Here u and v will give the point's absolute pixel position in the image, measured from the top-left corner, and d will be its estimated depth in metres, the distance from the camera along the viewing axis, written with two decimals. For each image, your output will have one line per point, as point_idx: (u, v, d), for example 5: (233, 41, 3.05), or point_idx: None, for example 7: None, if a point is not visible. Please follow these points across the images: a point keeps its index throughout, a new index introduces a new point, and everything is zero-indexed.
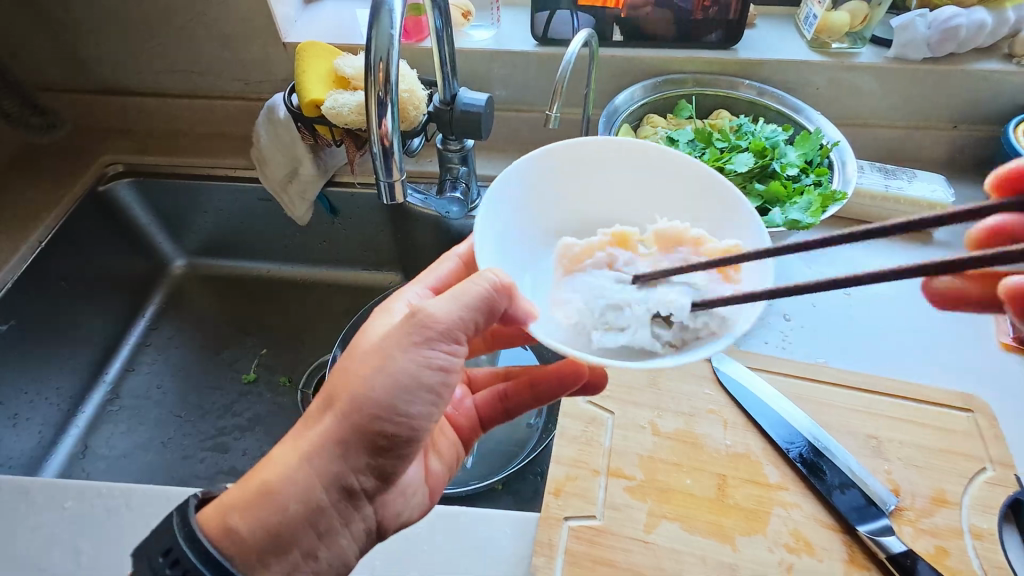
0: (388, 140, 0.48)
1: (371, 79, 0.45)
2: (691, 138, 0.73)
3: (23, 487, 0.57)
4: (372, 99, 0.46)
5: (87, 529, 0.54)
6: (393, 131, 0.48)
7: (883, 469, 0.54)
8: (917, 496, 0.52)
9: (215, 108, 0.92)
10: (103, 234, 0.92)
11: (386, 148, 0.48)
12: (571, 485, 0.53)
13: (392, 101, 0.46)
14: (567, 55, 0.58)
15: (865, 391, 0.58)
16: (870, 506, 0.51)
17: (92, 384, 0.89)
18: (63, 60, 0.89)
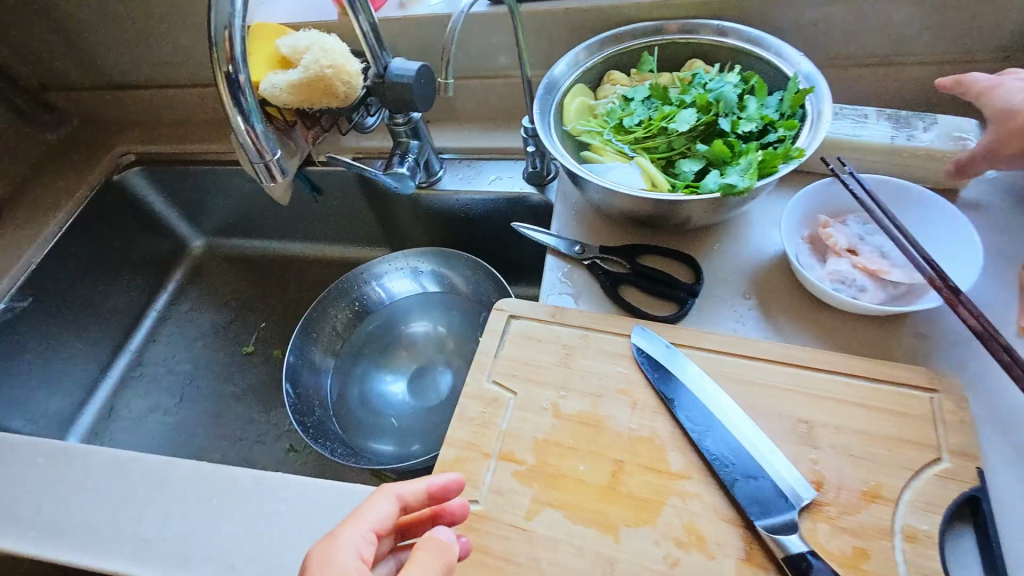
0: (247, 116, 0.51)
1: (218, 56, 0.48)
2: (643, 96, 0.66)
3: (13, 442, 0.65)
4: (224, 77, 0.48)
5: (55, 483, 0.62)
6: (251, 108, 0.50)
7: (807, 458, 0.48)
8: (843, 489, 0.46)
9: (203, 96, 0.98)
10: (122, 219, 1.01)
11: (246, 125, 0.51)
12: (461, 466, 0.53)
13: (244, 77, 0.49)
14: (455, 13, 0.58)
15: (804, 368, 0.53)
16: (777, 497, 0.46)
17: (116, 354, 0.99)
18: (73, 61, 0.97)
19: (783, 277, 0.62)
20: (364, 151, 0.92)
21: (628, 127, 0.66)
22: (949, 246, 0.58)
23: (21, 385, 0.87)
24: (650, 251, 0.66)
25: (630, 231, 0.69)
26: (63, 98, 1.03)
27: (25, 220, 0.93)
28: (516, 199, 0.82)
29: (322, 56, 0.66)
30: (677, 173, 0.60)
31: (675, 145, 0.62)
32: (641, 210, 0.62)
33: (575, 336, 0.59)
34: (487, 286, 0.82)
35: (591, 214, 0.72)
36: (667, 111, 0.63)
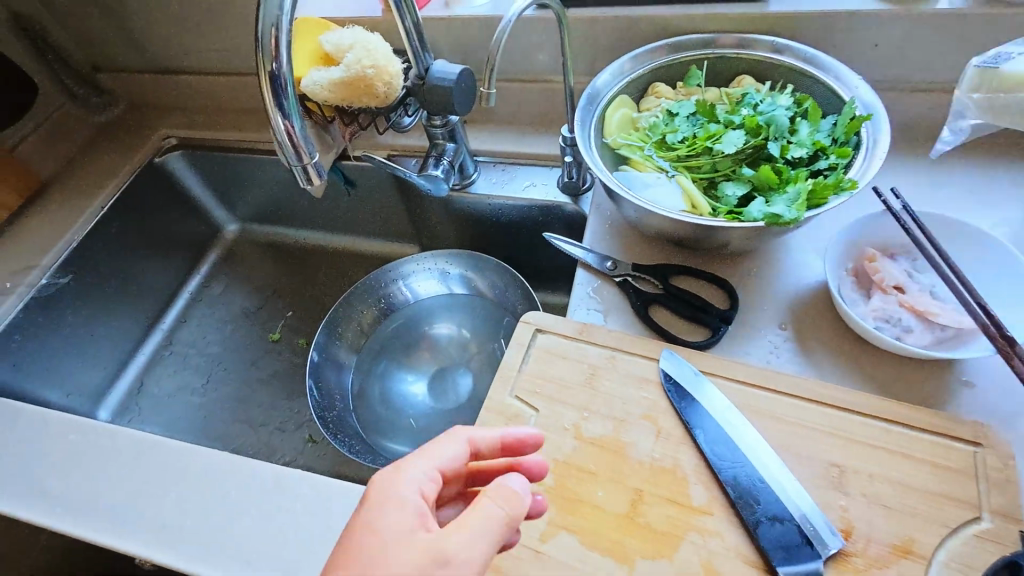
0: (289, 117, 0.50)
1: (262, 54, 0.47)
2: (690, 111, 0.65)
3: (48, 418, 0.68)
4: (266, 76, 0.48)
5: (82, 461, 0.63)
6: (292, 108, 0.49)
7: (838, 505, 0.46)
8: (874, 542, 0.44)
9: (245, 85, 0.99)
10: (161, 201, 1.03)
11: (288, 126, 0.50)
12: None
13: (286, 76, 0.48)
14: (505, 17, 0.57)
15: (840, 410, 0.50)
16: (804, 545, 0.44)
17: (148, 333, 1.02)
18: (123, 45, 0.99)
19: (820, 311, 0.60)
20: (399, 149, 0.91)
21: (672, 144, 0.64)
22: (995, 293, 0.56)
23: (58, 358, 0.89)
24: (683, 272, 0.64)
25: (664, 250, 0.67)
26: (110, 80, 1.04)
27: (68, 198, 0.95)
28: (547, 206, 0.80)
29: (368, 55, 0.66)
30: (718, 196, 0.59)
31: (721, 166, 0.60)
32: (679, 232, 0.59)
33: (599, 356, 0.58)
34: (514, 296, 0.81)
35: (625, 229, 0.71)
36: (710, 131, 0.61)
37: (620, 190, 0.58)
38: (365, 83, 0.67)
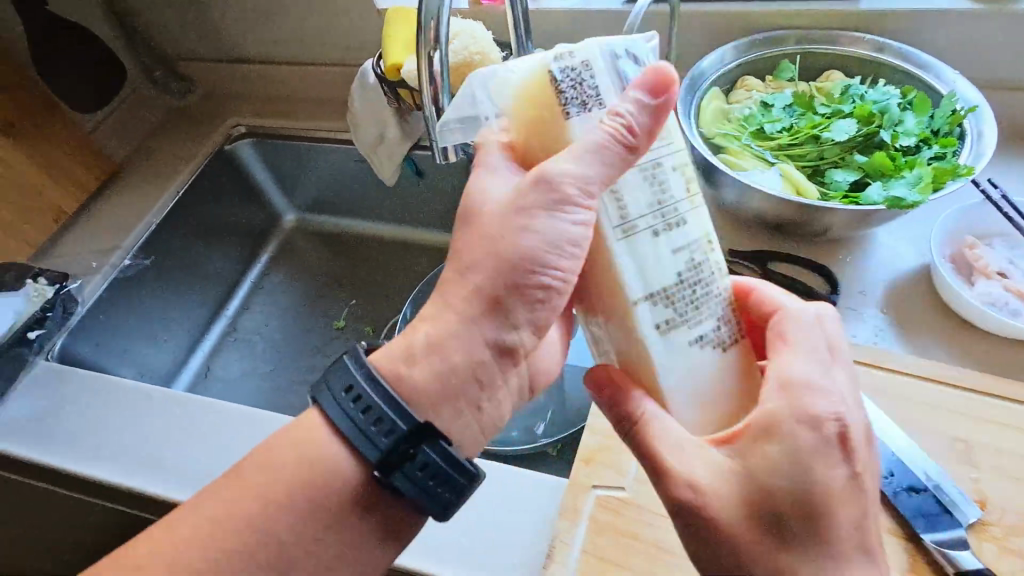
0: (439, 98, 0.51)
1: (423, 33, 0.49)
2: (789, 102, 0.67)
3: (139, 392, 0.68)
4: (423, 58, 0.48)
5: (179, 433, 0.64)
6: (444, 90, 0.50)
7: (970, 477, 0.48)
8: (1008, 512, 0.46)
9: (317, 74, 1.00)
10: (229, 189, 1.04)
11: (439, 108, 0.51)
12: (604, 454, 0.54)
13: (441, 59, 0.48)
14: (635, 8, 0.57)
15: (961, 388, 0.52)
16: (944, 515, 0.45)
17: (216, 319, 1.02)
18: (201, 34, 1.01)
19: (922, 295, 0.62)
20: None
21: (770, 134, 0.66)
22: None
23: (131, 340, 0.89)
24: (783, 259, 0.65)
25: (760, 237, 0.69)
26: (190, 68, 1.05)
27: (144, 182, 0.95)
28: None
29: (474, 43, 0.68)
30: (828, 182, 0.61)
31: (828, 154, 0.62)
32: (788, 217, 0.61)
33: None
34: None
35: (717, 218, 0.72)
36: (819, 119, 0.64)
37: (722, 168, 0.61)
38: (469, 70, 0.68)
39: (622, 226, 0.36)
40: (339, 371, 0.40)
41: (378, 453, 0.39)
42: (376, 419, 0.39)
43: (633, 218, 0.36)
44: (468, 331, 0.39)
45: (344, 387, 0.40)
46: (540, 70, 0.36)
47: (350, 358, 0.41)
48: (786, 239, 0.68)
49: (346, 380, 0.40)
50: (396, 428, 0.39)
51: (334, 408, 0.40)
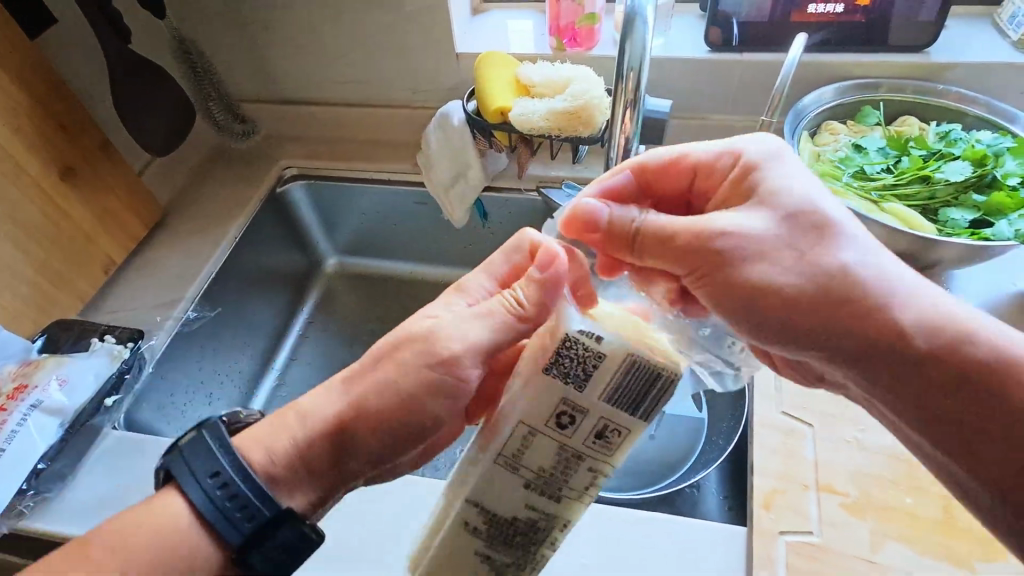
0: (626, 140, 0.59)
1: (622, 88, 0.55)
2: (882, 145, 0.72)
3: None
4: (618, 103, 0.56)
5: None
6: (632, 132, 0.59)
7: None
8: None
9: (379, 116, 0.97)
10: (277, 231, 0.97)
11: (624, 151, 0.60)
12: (781, 498, 0.53)
13: (636, 103, 0.56)
14: (786, 65, 0.62)
15: None
16: None
17: (264, 371, 0.92)
18: (257, 74, 0.96)
19: (1014, 323, 0.67)
20: (548, 180, 0.89)
21: (872, 175, 0.70)
22: None
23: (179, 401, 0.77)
24: None
25: None
26: (251, 109, 1.00)
27: (198, 230, 0.88)
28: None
29: (591, 87, 0.69)
30: (940, 220, 0.66)
31: (940, 194, 0.66)
32: (903, 251, 0.64)
33: None
34: None
35: None
36: (925, 161, 0.69)
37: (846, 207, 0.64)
38: (588, 113, 0.69)
39: (511, 460, 0.38)
40: (192, 454, 0.40)
41: (217, 517, 0.39)
42: (226, 489, 0.40)
43: (520, 463, 0.38)
44: None
45: (209, 474, 0.40)
46: (604, 342, 0.36)
47: (209, 432, 0.41)
48: None
49: (213, 465, 0.40)
50: (259, 516, 0.39)
51: (197, 491, 0.40)
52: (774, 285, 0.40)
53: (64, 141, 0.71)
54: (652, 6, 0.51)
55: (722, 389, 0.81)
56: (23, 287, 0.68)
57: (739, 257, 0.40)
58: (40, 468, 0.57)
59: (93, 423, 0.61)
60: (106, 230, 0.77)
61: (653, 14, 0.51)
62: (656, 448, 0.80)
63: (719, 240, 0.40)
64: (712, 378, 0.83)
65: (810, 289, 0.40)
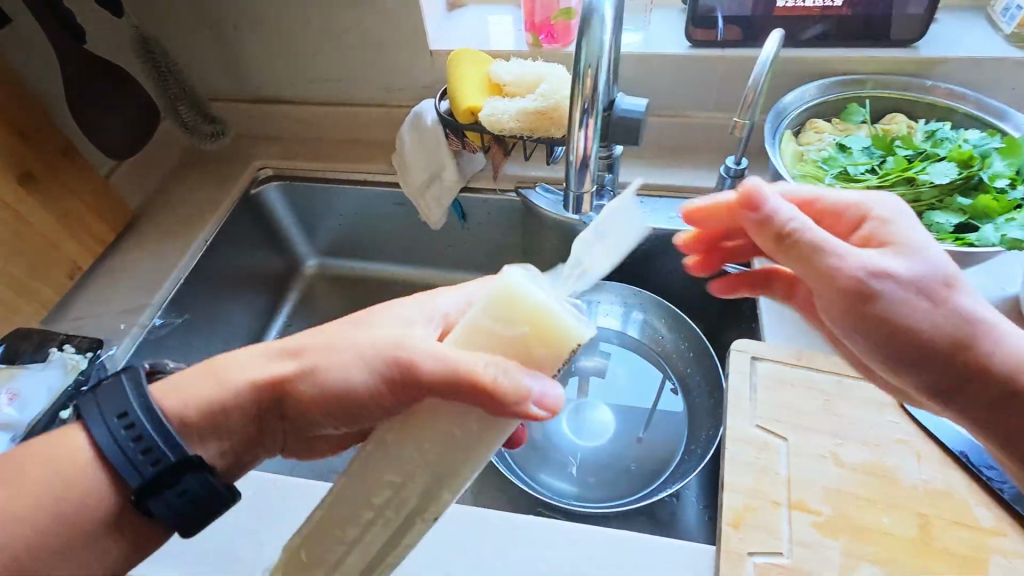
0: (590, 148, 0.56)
1: (580, 87, 0.52)
2: (866, 145, 0.69)
3: None
4: (576, 110, 0.53)
5: (253, 515, 0.57)
6: (595, 140, 0.56)
7: None
8: None
9: (356, 115, 0.95)
10: (252, 234, 0.95)
11: (586, 159, 0.57)
12: (751, 516, 0.51)
13: (594, 109, 0.53)
14: (760, 61, 0.59)
15: None
16: None
17: None
18: (229, 73, 0.94)
19: None
20: (526, 181, 0.87)
21: (856, 176, 0.67)
22: None
23: None
24: None
25: None
26: (224, 109, 0.98)
27: (168, 234, 0.86)
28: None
29: (561, 86, 0.66)
30: (925, 224, 0.63)
31: (925, 196, 0.64)
32: None
33: (827, 381, 0.59)
34: (661, 326, 0.84)
35: None
36: (909, 162, 0.66)
37: None
38: (559, 113, 0.66)
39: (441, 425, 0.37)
40: (109, 392, 0.40)
41: (131, 471, 0.39)
42: (136, 436, 0.39)
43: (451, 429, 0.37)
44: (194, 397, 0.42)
45: (116, 413, 0.39)
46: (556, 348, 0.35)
47: (127, 380, 0.40)
48: None
49: (121, 405, 0.39)
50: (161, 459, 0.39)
51: (103, 433, 0.39)
52: (846, 275, 0.41)
53: (22, 147, 0.69)
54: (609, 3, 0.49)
55: (702, 395, 0.79)
56: None
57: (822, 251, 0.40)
58: None
59: None
60: (71, 236, 0.76)
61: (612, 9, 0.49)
62: (638, 452, 0.78)
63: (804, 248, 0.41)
64: (694, 384, 0.80)
65: (883, 283, 0.41)
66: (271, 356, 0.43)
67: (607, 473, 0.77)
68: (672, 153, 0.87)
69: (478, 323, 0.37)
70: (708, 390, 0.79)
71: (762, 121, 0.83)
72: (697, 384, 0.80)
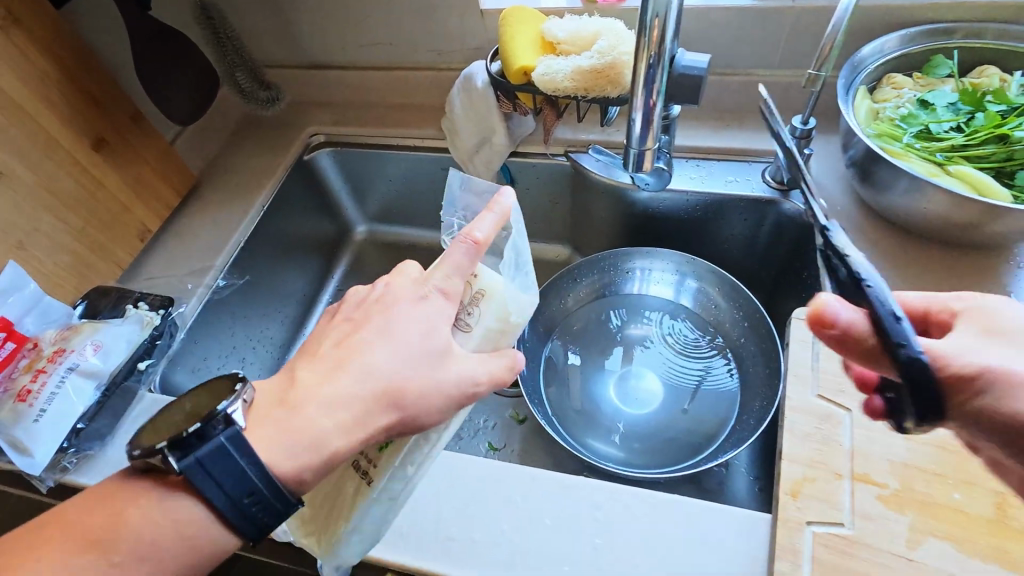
0: (655, 102, 0.54)
1: (647, 39, 0.50)
2: (953, 100, 0.64)
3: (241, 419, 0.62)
4: (643, 63, 0.51)
5: None
6: (660, 93, 0.54)
7: None
8: None
9: (406, 79, 0.95)
10: (306, 199, 0.97)
11: (650, 115, 0.55)
12: (811, 486, 0.49)
13: (661, 60, 0.51)
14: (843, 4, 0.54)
15: None
16: None
17: (292, 339, 0.94)
18: (284, 40, 0.95)
19: None
20: (577, 145, 0.85)
21: (939, 134, 0.63)
22: None
23: (209, 366, 0.80)
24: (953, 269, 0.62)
25: (923, 246, 0.65)
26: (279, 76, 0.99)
27: (229, 199, 0.89)
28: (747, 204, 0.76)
29: (620, 42, 0.64)
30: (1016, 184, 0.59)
31: (1018, 155, 0.59)
32: (968, 220, 0.58)
33: None
34: (714, 292, 0.82)
35: (861, 224, 0.69)
36: (1002, 118, 0.61)
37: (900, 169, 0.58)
38: (616, 71, 0.63)
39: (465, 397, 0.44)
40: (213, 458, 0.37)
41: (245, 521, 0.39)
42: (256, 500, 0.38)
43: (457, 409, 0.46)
44: None
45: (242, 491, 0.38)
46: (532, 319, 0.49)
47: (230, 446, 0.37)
48: (943, 248, 0.65)
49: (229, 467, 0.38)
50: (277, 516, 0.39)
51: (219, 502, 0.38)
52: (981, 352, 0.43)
53: (95, 113, 0.72)
54: None
55: (755, 364, 0.77)
56: (64, 255, 0.70)
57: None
58: (80, 427, 0.59)
59: (128, 386, 0.64)
60: (140, 200, 0.79)
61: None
62: (687, 421, 0.77)
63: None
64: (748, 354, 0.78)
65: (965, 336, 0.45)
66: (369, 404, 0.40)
67: (654, 440, 0.76)
68: (732, 114, 0.83)
69: (490, 328, 0.46)
70: (762, 359, 0.76)
71: (832, 78, 0.78)
72: (750, 354, 0.78)
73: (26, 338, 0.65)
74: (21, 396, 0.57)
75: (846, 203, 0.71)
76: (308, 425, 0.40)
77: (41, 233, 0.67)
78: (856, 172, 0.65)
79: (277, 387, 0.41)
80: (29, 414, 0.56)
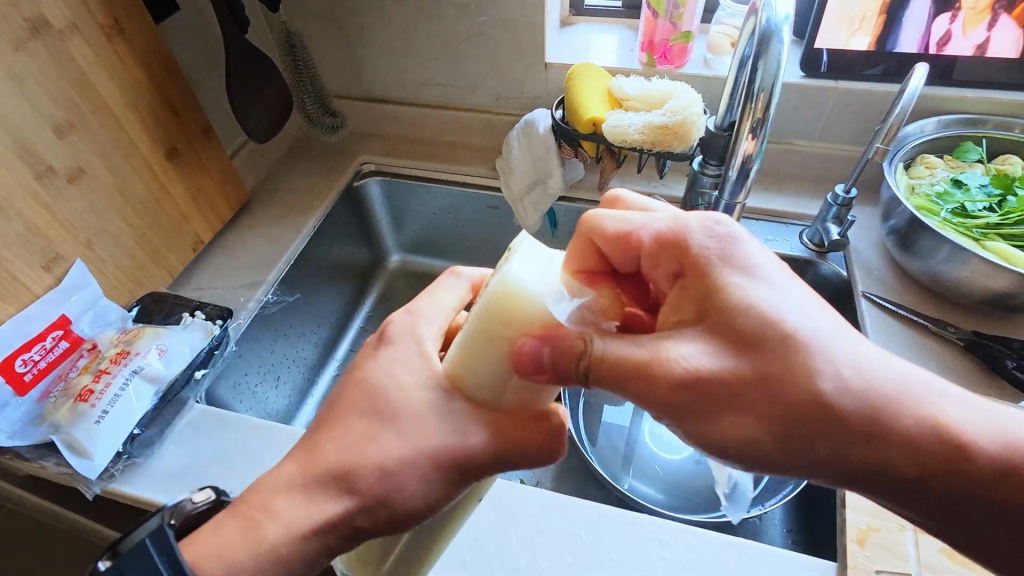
0: (750, 159, 0.60)
1: (751, 105, 0.56)
2: (985, 182, 0.70)
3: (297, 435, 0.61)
4: (746, 124, 0.58)
5: None
6: (756, 152, 0.59)
7: None
8: None
9: (461, 119, 0.99)
10: (350, 225, 0.99)
11: (745, 170, 0.61)
12: (876, 535, 0.51)
13: (764, 123, 0.57)
14: (905, 94, 0.59)
15: None
16: None
17: (325, 361, 0.93)
18: (347, 72, 0.99)
19: None
20: None
21: (974, 213, 0.68)
22: None
23: (249, 382, 0.79)
24: (987, 334, 0.66)
25: (957, 313, 0.70)
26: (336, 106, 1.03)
27: (281, 218, 0.90)
28: (787, 262, 0.80)
29: (690, 104, 0.69)
30: None
31: None
32: (1007, 291, 0.62)
33: None
34: None
35: (898, 287, 0.73)
36: None
37: (944, 240, 0.64)
38: (685, 129, 0.68)
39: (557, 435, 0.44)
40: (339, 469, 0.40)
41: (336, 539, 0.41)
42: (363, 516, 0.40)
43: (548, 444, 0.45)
44: (371, 364, 0.44)
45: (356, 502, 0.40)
46: None
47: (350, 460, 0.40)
48: (974, 316, 0.70)
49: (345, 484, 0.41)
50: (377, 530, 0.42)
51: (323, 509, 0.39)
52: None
53: (173, 124, 0.73)
54: (788, 25, 0.52)
55: None
56: (125, 258, 0.70)
57: (718, 403, 0.36)
58: (136, 433, 0.59)
59: (182, 397, 0.64)
60: (199, 210, 0.80)
61: (788, 34, 0.52)
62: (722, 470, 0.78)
63: (704, 381, 0.35)
64: None
65: None
66: (479, 421, 0.41)
67: (692, 487, 0.77)
68: (771, 178, 0.88)
69: None
70: None
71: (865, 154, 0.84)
72: None
73: (81, 339, 0.66)
74: (83, 396, 0.58)
75: (881, 269, 0.76)
76: (426, 435, 0.41)
77: (108, 234, 0.67)
78: (897, 240, 0.70)
79: (384, 400, 0.42)
80: (90, 415, 0.57)
